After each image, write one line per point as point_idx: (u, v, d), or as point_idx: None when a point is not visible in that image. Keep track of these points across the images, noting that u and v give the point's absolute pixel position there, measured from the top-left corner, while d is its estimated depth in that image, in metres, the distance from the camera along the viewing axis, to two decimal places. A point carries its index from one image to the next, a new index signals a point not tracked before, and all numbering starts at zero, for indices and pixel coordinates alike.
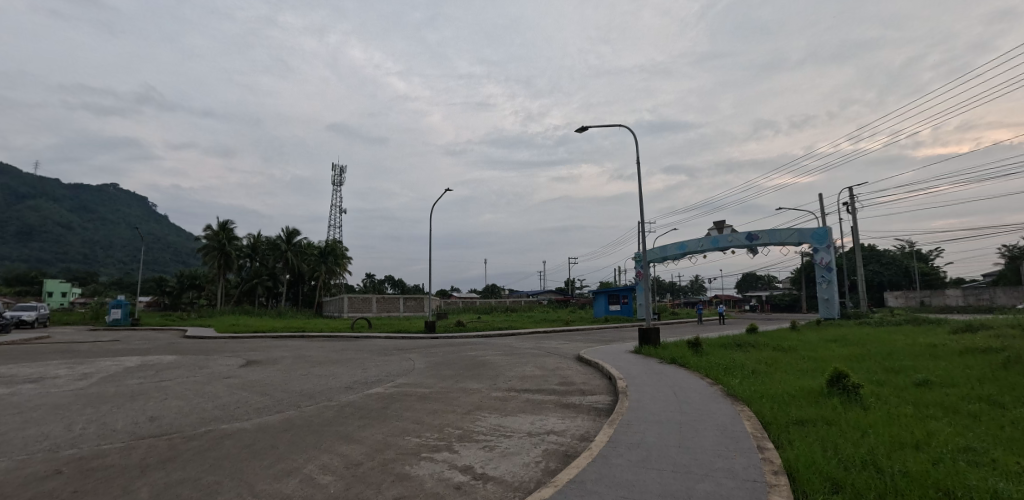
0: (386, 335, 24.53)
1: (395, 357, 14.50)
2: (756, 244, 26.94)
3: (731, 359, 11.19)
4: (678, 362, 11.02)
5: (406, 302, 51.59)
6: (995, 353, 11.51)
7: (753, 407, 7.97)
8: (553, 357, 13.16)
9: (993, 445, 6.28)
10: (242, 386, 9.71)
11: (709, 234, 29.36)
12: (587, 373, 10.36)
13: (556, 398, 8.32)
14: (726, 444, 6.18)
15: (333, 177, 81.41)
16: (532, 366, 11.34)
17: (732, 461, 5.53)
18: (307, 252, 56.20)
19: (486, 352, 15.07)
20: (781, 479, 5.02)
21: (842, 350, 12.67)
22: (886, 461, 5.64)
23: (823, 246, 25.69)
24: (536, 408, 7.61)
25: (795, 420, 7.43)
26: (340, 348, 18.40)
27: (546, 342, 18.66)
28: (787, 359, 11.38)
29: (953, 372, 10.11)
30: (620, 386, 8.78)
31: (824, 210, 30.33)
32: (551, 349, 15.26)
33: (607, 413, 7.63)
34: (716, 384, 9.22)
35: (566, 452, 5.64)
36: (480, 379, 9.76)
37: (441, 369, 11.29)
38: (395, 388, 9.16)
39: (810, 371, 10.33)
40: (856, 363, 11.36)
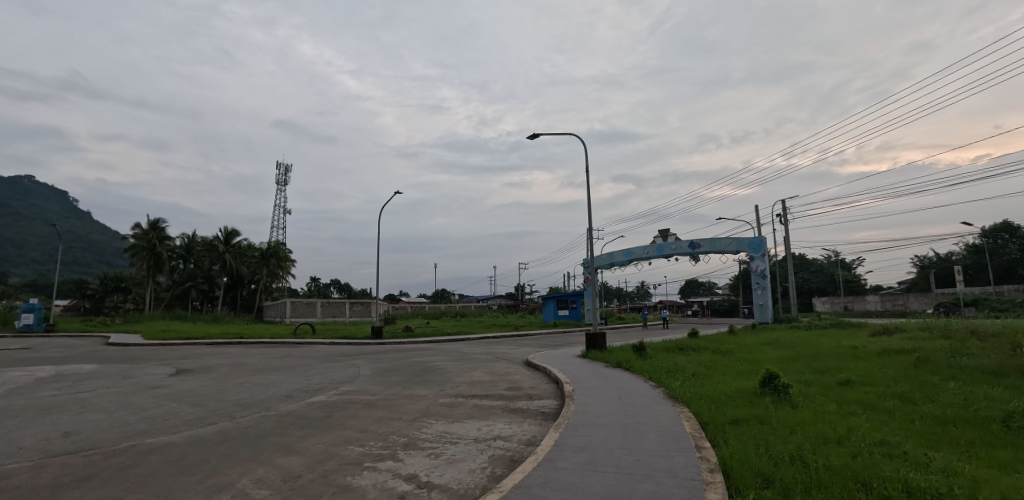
0: (331, 341, 23.78)
1: (339, 364, 14.10)
2: (698, 252, 28.10)
3: (673, 362, 11.63)
4: (623, 365, 11.34)
5: (353, 307, 50.27)
6: (908, 353, 12.58)
7: (692, 408, 8.34)
8: (502, 361, 13.18)
9: (906, 438, 6.85)
10: (171, 397, 9.14)
11: (654, 242, 30.38)
12: (535, 378, 10.48)
13: (504, 403, 8.35)
14: (667, 444, 6.41)
15: (278, 176, 78.46)
16: (481, 371, 11.35)
17: (673, 461, 5.73)
18: (247, 255, 53.65)
19: (435, 357, 14.93)
20: (716, 477, 5.26)
21: (775, 353, 13.43)
22: (812, 456, 6.02)
23: (759, 254, 27.16)
24: (483, 414, 7.60)
25: (731, 420, 7.80)
26: (281, 355, 17.70)
27: (496, 347, 18.71)
28: (725, 362, 11.96)
29: (872, 372, 10.95)
30: (567, 390, 8.92)
31: (760, 221, 32.05)
32: (499, 354, 15.28)
33: (553, 418, 7.75)
34: (658, 387, 9.55)
35: (512, 458, 5.67)
36: (428, 385, 9.66)
37: (388, 375, 11.08)
38: (339, 396, 8.91)
39: (746, 372, 10.90)
40: (787, 364, 12.07)
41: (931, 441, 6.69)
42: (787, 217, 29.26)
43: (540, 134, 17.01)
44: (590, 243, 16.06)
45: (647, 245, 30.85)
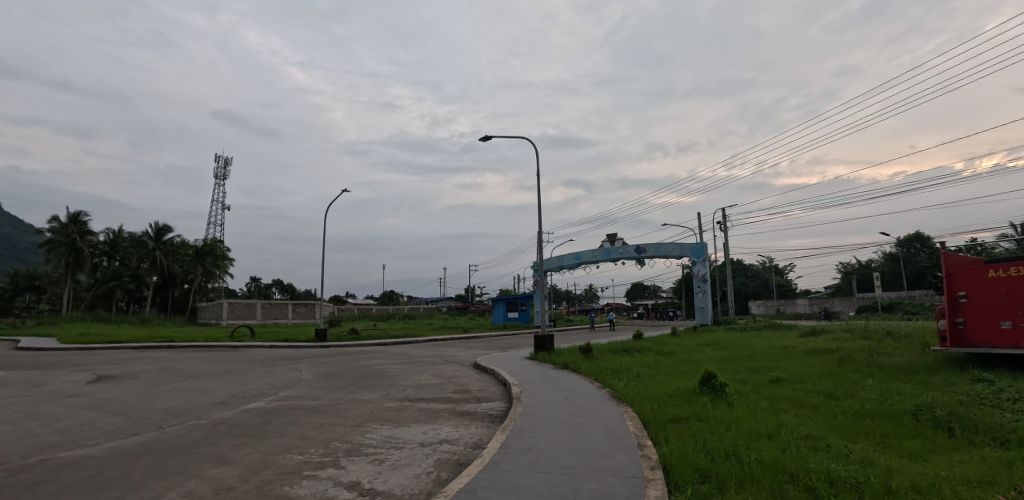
0: (272, 344, 22.81)
1: (280, 368, 13.54)
2: (644, 256, 29.04)
3: (618, 363, 11.98)
4: (570, 367, 11.53)
5: (295, 308, 48.41)
6: (832, 353, 13.53)
7: (635, 407, 8.59)
8: (450, 364, 13.10)
9: (828, 432, 7.36)
10: (90, 405, 8.48)
11: (602, 246, 31.12)
12: (483, 380, 10.49)
13: (451, 406, 8.30)
14: (611, 444, 6.58)
15: (217, 170, 74.56)
16: (428, 374, 11.23)
17: (616, 459, 5.90)
18: (180, 252, 50.61)
19: (382, 360, 14.61)
20: (657, 474, 5.45)
21: (713, 354, 14.07)
22: (745, 451, 6.36)
23: (700, 259, 28.43)
24: (430, 417, 7.52)
25: (671, 419, 8.10)
26: (216, 359, 16.81)
27: (444, 349, 18.60)
28: (667, 362, 12.42)
29: (800, 370, 11.70)
30: (515, 392, 8.98)
31: (702, 227, 33.53)
32: (448, 357, 15.18)
33: (500, 420, 7.77)
34: (604, 388, 9.79)
35: (459, 461, 5.65)
36: (373, 389, 9.45)
37: (332, 380, 10.75)
38: (278, 401, 8.56)
39: (687, 372, 11.36)
40: (724, 364, 12.67)
41: (851, 434, 7.23)
42: (726, 224, 30.79)
43: (494, 137, 17.10)
44: (540, 247, 16.24)
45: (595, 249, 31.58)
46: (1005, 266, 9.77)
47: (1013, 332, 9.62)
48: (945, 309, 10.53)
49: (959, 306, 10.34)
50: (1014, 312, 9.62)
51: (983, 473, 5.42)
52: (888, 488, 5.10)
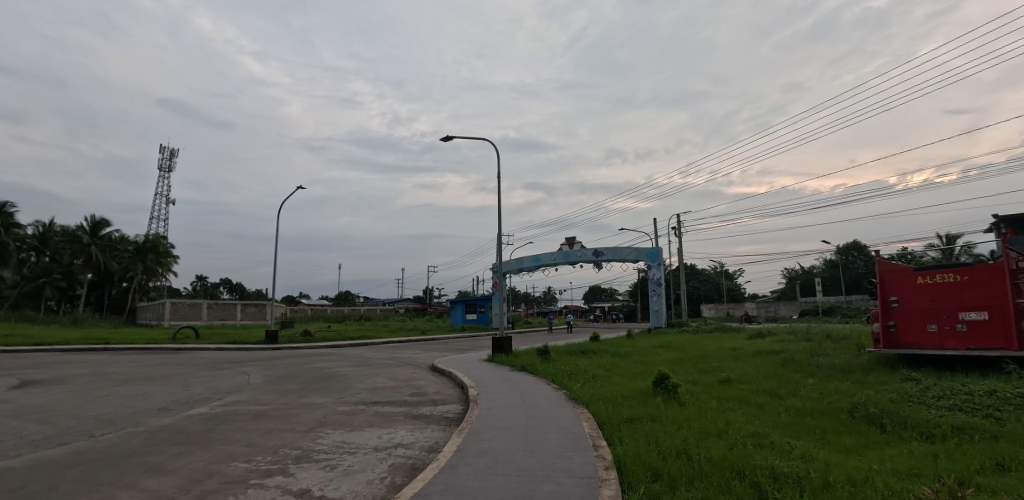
0: (218, 346, 21.83)
1: (226, 372, 12.97)
2: (601, 260, 29.57)
3: (575, 364, 12.15)
4: (527, 369, 11.62)
5: (245, 309, 46.51)
6: (777, 354, 14.21)
7: (591, 409, 8.73)
8: (407, 367, 12.90)
9: (773, 429, 7.71)
10: (12, 413, 7.86)
11: (561, 249, 31.46)
12: (439, 383, 10.39)
13: (407, 409, 8.19)
14: (567, 445, 6.66)
15: (162, 162, 70.70)
16: (384, 377, 11.03)
17: (571, 461, 5.97)
18: (119, 249, 47.76)
19: (335, 363, 14.21)
20: (611, 474, 5.55)
21: (666, 355, 14.48)
22: (695, 450, 6.58)
23: (655, 264, 29.22)
24: (385, 421, 7.38)
25: (625, 419, 8.28)
26: (157, 362, 15.92)
27: (401, 351, 18.34)
28: (622, 364, 12.68)
29: (747, 371, 12.22)
30: (472, 394, 8.95)
31: (657, 233, 34.43)
32: (404, 359, 14.94)
33: (457, 423, 7.73)
34: (560, 389, 9.90)
35: (413, 465, 5.58)
36: (326, 393, 9.20)
37: (282, 383, 10.39)
38: (224, 407, 8.20)
39: (641, 373, 11.64)
40: (676, 366, 13.04)
41: (793, 431, 7.60)
42: (680, 230, 31.80)
43: (455, 137, 17.01)
44: (500, 249, 16.24)
45: (553, 252, 31.89)
46: (933, 274, 10.53)
47: (938, 335, 10.38)
48: (879, 313, 11.23)
49: (892, 311, 11.07)
50: (939, 316, 10.38)
51: (911, 466, 5.82)
52: (826, 482, 5.40)
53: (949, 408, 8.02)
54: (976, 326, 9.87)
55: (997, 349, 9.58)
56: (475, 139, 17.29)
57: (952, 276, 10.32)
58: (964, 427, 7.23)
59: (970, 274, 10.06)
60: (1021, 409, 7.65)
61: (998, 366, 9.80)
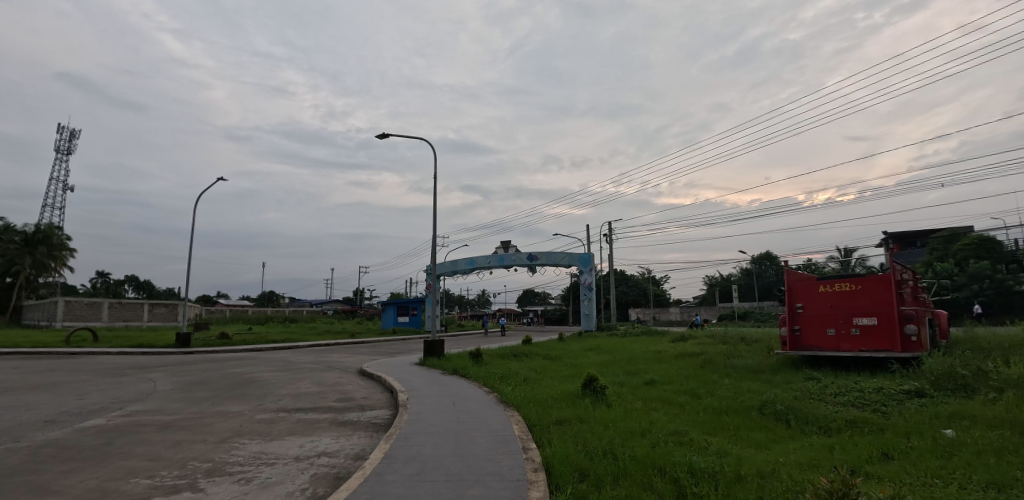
0: (119, 350, 19.93)
1: (128, 378, 11.85)
2: (535, 264, 29.98)
3: (507, 368, 12.22)
4: (459, 372, 11.57)
5: (153, 309, 42.85)
6: (697, 356, 15.11)
7: (521, 411, 8.85)
8: (334, 371, 12.41)
9: (692, 427, 8.17)
10: None
11: (495, 252, 31.59)
12: (368, 387, 10.11)
13: (332, 416, 7.88)
14: (496, 448, 6.71)
15: (59, 143, 63.70)
16: (309, 382, 10.56)
17: (500, 464, 6.02)
18: (2, 238, 42.34)
19: (255, 368, 13.39)
20: (538, 475, 5.65)
21: (595, 358, 14.96)
22: (620, 449, 6.83)
23: (587, 269, 30.07)
24: (308, 429, 7.07)
25: (555, 421, 8.46)
26: (44, 369, 14.31)
27: (327, 355, 17.61)
28: (553, 367, 12.95)
29: (671, 372, 12.87)
30: (402, 399, 8.78)
31: (589, 239, 35.46)
32: (331, 363, 14.36)
33: (385, 428, 7.54)
34: (491, 392, 9.94)
35: (337, 475, 5.38)
36: (243, 400, 8.66)
37: (193, 391, 9.64)
38: (123, 418, 7.49)
39: (571, 376, 11.94)
40: (605, 368, 13.51)
41: (710, 429, 8.09)
42: (612, 237, 32.96)
43: (391, 135, 16.64)
44: (434, 250, 16.08)
45: (488, 255, 31.93)
46: (832, 283, 11.63)
47: (835, 338, 11.44)
48: (786, 318, 12.23)
49: (797, 315, 12.09)
50: (837, 321, 11.46)
51: (811, 457, 6.39)
52: (739, 475, 5.79)
53: (843, 404, 8.88)
54: (867, 330, 11.01)
55: (883, 351, 10.72)
56: (411, 138, 17.00)
57: (848, 285, 11.45)
58: (856, 421, 8.03)
59: (862, 284, 11.22)
60: (902, 404, 8.62)
61: (884, 366, 10.97)
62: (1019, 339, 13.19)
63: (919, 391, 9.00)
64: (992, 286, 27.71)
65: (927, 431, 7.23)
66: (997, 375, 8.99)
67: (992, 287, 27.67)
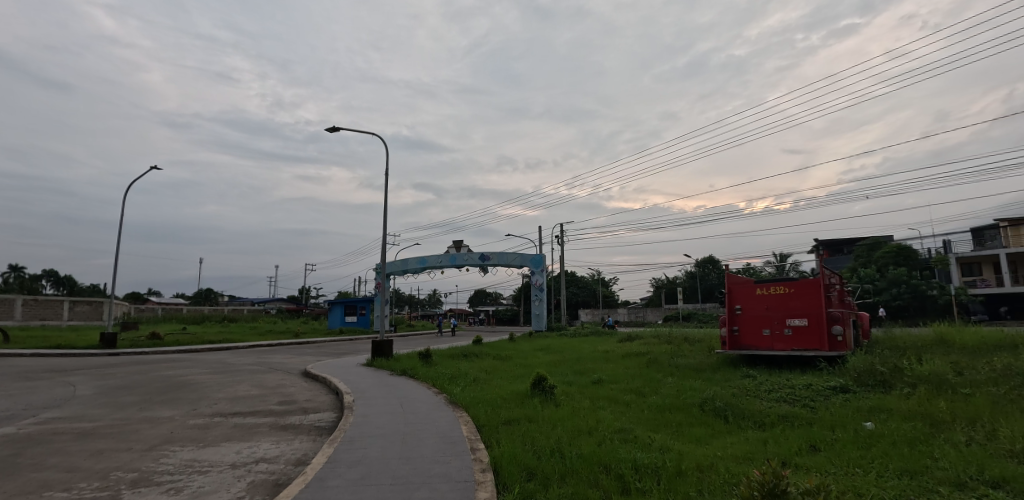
0: (33, 352, 18.34)
1: (44, 383, 10.94)
2: (487, 264, 29.96)
3: (456, 368, 12.14)
4: (407, 373, 11.40)
5: (74, 307, 39.75)
6: (643, 356, 15.61)
7: (470, 412, 8.83)
8: (275, 373, 11.95)
9: (637, 425, 8.43)
10: None
11: (447, 252, 31.34)
12: (312, 390, 9.78)
13: (272, 420, 7.60)
14: (444, 450, 6.67)
15: None
16: (247, 385, 10.10)
17: (448, 465, 6.00)
18: None
19: (188, 370, 12.66)
20: (487, 476, 5.66)
21: (544, 358, 15.13)
22: (567, 448, 6.95)
23: (539, 269, 30.38)
24: (245, 434, 6.77)
25: (504, 421, 8.51)
26: None
27: (269, 356, 16.94)
28: (504, 366, 13.01)
29: (618, 371, 13.24)
30: (347, 401, 8.55)
31: (542, 240, 35.81)
32: (272, 364, 13.79)
33: (329, 432, 7.34)
34: (440, 393, 9.86)
35: (276, 481, 5.18)
36: (175, 405, 8.20)
37: (119, 396, 9.03)
38: (37, 426, 6.92)
39: (521, 376, 12.03)
40: (555, 368, 13.69)
41: (654, 426, 8.38)
42: (563, 238, 33.45)
43: (342, 129, 16.22)
44: (384, 249, 15.80)
45: (440, 254, 31.64)
46: (767, 286, 12.30)
47: (770, 338, 12.12)
48: (726, 319, 12.82)
49: (736, 317, 12.70)
50: (772, 322, 12.14)
51: (746, 451, 6.74)
52: (679, 469, 6.04)
53: (776, 400, 9.42)
54: (798, 330, 11.74)
55: (812, 350, 11.46)
56: (362, 132, 16.61)
57: (782, 288, 12.14)
58: (787, 415, 8.55)
59: (795, 287, 11.93)
60: (828, 399, 9.24)
61: (813, 364, 11.73)
62: (929, 339, 14.40)
63: (843, 388, 9.68)
64: (907, 291, 30.14)
65: (850, 424, 7.80)
66: (911, 372, 9.81)
67: (907, 292, 30.10)
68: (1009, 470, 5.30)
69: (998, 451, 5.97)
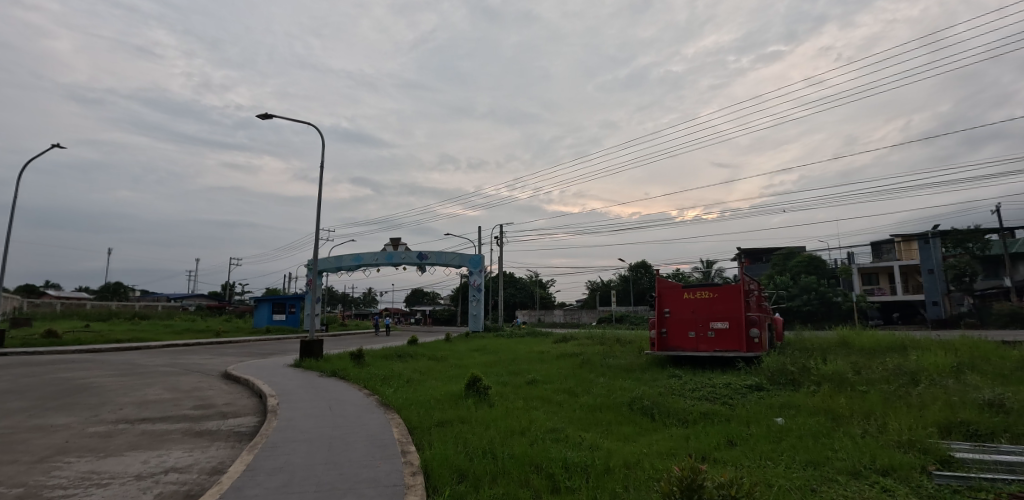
0: None
1: None
2: (425, 263, 29.61)
3: (389, 369, 11.94)
4: (338, 374, 11.04)
5: None
6: (575, 356, 16.04)
7: (402, 414, 8.71)
8: (190, 375, 11.17)
9: (568, 424, 8.66)
10: None
11: (384, 249, 30.67)
12: (232, 393, 9.26)
13: (187, 426, 7.13)
14: (373, 453, 6.54)
15: None
16: (159, 388, 9.40)
17: (377, 469, 5.90)
18: None
19: (89, 372, 11.59)
20: (416, 479, 5.62)
21: (479, 358, 15.15)
22: (499, 448, 7.03)
23: (477, 270, 30.38)
24: (155, 442, 6.31)
25: (437, 422, 8.47)
26: None
27: (184, 356, 15.85)
28: (439, 367, 12.91)
29: (552, 372, 13.53)
30: (271, 404, 8.17)
31: (481, 240, 35.84)
32: (187, 365, 12.89)
33: (249, 437, 6.98)
34: (372, 395, 9.65)
35: (187, 492, 4.87)
36: (72, 411, 7.49)
37: (4, 401, 8.11)
38: None
39: (455, 376, 12.03)
40: (490, 368, 13.77)
41: (585, 425, 8.64)
42: (502, 239, 33.66)
43: (276, 117, 15.61)
44: (317, 245, 15.25)
45: (376, 252, 30.90)
46: (694, 290, 13.00)
47: (695, 340, 12.82)
48: (655, 321, 13.40)
49: (665, 319, 13.33)
50: (697, 324, 12.86)
51: (669, 447, 7.12)
52: (607, 467, 6.29)
53: (699, 398, 9.99)
54: (720, 332, 12.52)
55: (732, 351, 12.26)
56: (297, 121, 15.95)
57: (707, 292, 12.89)
58: (708, 412, 9.10)
59: (719, 292, 12.70)
60: (745, 396, 9.93)
61: (732, 364, 12.53)
62: (833, 342, 15.78)
63: (758, 386, 10.43)
64: (815, 297, 32.89)
65: (763, 420, 8.42)
66: (816, 371, 10.72)
67: (815, 298, 32.85)
68: (897, 458, 5.93)
69: (887, 442, 6.66)
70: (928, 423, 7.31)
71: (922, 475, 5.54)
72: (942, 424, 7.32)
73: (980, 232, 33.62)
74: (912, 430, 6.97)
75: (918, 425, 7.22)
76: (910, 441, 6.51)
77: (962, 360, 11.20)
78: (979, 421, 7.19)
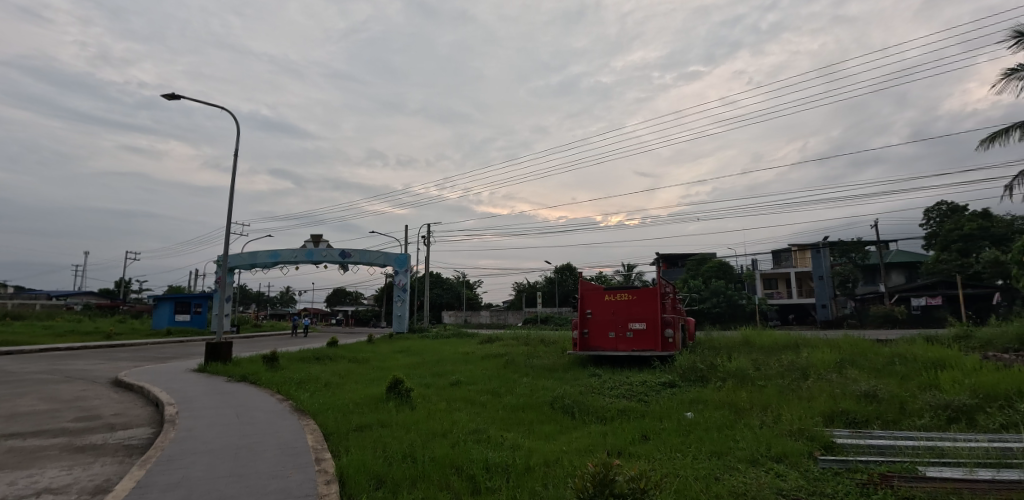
0: None
1: None
2: (348, 261, 28.60)
3: (306, 372, 11.42)
4: (248, 378, 10.42)
5: None
6: (500, 357, 16.20)
7: (318, 419, 8.40)
8: (74, 383, 10.05)
9: (490, 425, 8.76)
10: None
11: (304, 246, 29.25)
12: (123, 402, 8.45)
13: (66, 440, 6.43)
14: (284, 463, 6.26)
15: None
16: (33, 398, 8.38)
17: (288, 480, 5.65)
18: None
19: None
20: (331, 488, 5.45)
21: (403, 360, 14.86)
22: (420, 451, 6.98)
23: (402, 269, 29.81)
24: (25, 460, 5.64)
25: (355, 427, 8.22)
26: None
27: (68, 362, 14.22)
28: (359, 370, 12.53)
29: (476, 372, 13.59)
30: (169, 413, 7.57)
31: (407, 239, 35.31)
32: (69, 372, 11.59)
33: (142, 451, 6.43)
34: (285, 400, 9.19)
35: None
36: None
37: None
38: None
39: (377, 379, 11.74)
40: (413, 370, 13.55)
41: (507, 425, 8.78)
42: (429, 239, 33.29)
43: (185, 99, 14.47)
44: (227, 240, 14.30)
45: (295, 249, 29.41)
46: (614, 292, 13.60)
47: (614, 340, 13.42)
48: (578, 322, 13.85)
49: (587, 320, 13.82)
50: (616, 325, 13.46)
51: (588, 444, 7.42)
52: (527, 465, 6.45)
53: (617, 396, 10.47)
54: (638, 333, 13.19)
55: (648, 350, 12.95)
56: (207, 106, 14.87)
57: (626, 294, 13.51)
58: (624, 410, 9.56)
59: (637, 294, 13.35)
60: (659, 393, 10.54)
61: (648, 363, 13.21)
62: (737, 341, 17.08)
63: (671, 384, 11.11)
64: (724, 300, 35.45)
65: (674, 415, 8.99)
66: (722, 368, 11.59)
67: (724, 301, 35.39)
68: (788, 447, 6.56)
69: (780, 431, 7.36)
70: (815, 413, 8.14)
71: (808, 460, 6.18)
72: (827, 414, 8.18)
73: (861, 245, 38.13)
74: (801, 420, 7.75)
75: (807, 415, 8.04)
76: (799, 430, 7.24)
77: (844, 356, 12.58)
78: (856, 410, 8.13)
